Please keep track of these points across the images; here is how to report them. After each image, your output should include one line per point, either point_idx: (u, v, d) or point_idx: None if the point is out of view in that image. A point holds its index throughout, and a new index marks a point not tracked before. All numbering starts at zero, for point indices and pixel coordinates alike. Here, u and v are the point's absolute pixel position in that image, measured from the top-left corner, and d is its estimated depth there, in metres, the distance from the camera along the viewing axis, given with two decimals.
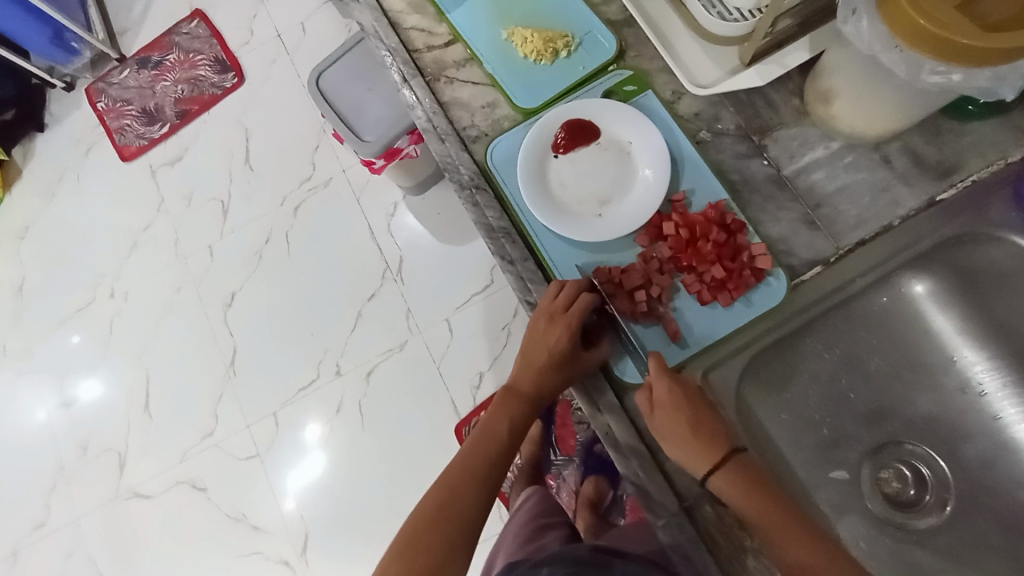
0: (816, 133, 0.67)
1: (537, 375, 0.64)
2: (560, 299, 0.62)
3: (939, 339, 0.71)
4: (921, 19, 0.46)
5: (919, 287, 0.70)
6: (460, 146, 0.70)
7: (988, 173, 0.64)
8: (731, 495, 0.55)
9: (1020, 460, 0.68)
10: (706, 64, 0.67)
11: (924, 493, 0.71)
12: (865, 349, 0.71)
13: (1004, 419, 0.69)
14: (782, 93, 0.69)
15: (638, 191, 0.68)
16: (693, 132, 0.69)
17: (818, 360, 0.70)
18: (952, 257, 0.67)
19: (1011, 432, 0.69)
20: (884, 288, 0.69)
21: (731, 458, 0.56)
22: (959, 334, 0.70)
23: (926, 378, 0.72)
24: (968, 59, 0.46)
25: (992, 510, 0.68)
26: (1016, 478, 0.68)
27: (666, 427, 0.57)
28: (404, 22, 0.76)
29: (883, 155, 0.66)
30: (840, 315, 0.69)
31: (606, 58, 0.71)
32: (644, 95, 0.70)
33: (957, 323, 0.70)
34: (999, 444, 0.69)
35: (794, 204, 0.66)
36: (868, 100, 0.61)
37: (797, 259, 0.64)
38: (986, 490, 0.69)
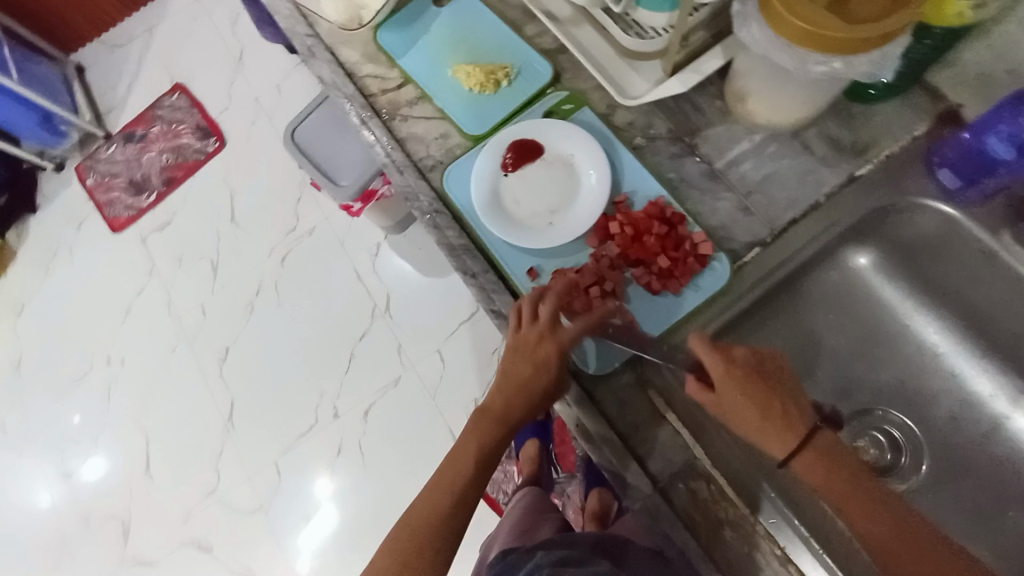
0: (741, 129, 0.73)
1: (521, 393, 0.65)
2: (541, 318, 0.63)
3: (891, 308, 0.75)
4: (798, 20, 0.52)
5: (862, 260, 0.74)
6: (418, 175, 0.76)
7: (899, 148, 0.70)
8: (814, 475, 0.56)
9: (982, 411, 0.72)
10: (633, 78, 0.74)
11: (902, 456, 0.72)
12: (825, 326, 0.75)
13: (962, 374, 0.73)
14: (706, 96, 0.75)
15: (584, 198, 0.73)
16: (629, 139, 0.75)
17: (781, 338, 0.72)
18: (883, 231, 0.72)
19: (970, 386, 0.73)
20: (832, 264, 0.74)
21: (812, 440, 0.57)
22: (908, 301, 0.75)
23: (885, 345, 0.75)
24: (844, 50, 0.53)
25: (966, 464, 0.71)
26: (981, 430, 0.71)
27: (729, 406, 0.57)
28: (360, 71, 0.82)
29: (803, 141, 0.72)
30: (797, 293, 0.73)
31: (544, 82, 0.78)
32: (581, 112, 0.77)
33: (903, 291, 0.75)
34: (962, 400, 0.73)
35: (728, 194, 0.71)
36: (776, 95, 0.67)
37: (738, 243, 0.69)
38: (957, 445, 0.72)
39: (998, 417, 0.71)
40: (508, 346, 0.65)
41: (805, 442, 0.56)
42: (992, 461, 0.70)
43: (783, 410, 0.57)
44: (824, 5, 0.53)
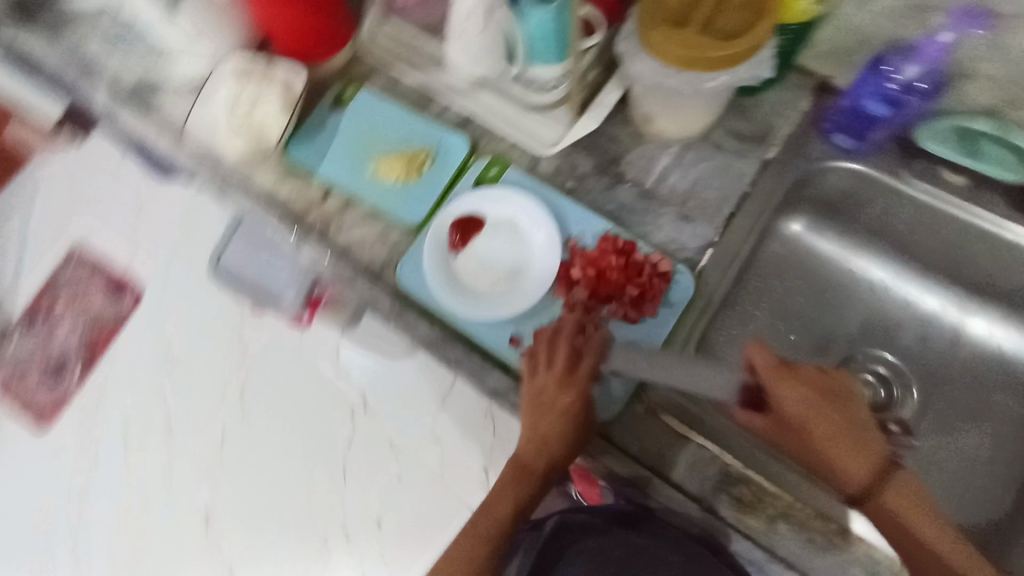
0: (656, 146, 0.77)
1: (549, 444, 0.66)
2: (558, 365, 0.64)
3: (835, 259, 0.82)
4: (661, 41, 0.59)
5: (796, 226, 0.81)
6: (372, 280, 0.75)
7: (795, 125, 0.76)
8: (907, 512, 0.56)
9: (943, 326, 0.79)
10: (547, 127, 0.77)
11: (891, 387, 0.77)
12: (787, 294, 0.80)
13: (912, 298, 0.80)
14: (615, 124, 0.78)
15: (538, 252, 0.74)
16: (561, 184, 0.77)
17: (751, 317, 0.79)
18: (806, 196, 0.79)
19: (923, 306, 0.80)
20: (772, 239, 0.80)
21: (894, 472, 0.58)
22: (846, 249, 0.81)
23: (842, 294, 0.81)
24: (706, 64, 0.59)
25: (947, 376, 0.78)
26: (949, 342, 0.79)
27: (818, 438, 0.59)
28: (278, 193, 0.79)
29: (713, 141, 0.77)
30: (754, 274, 0.79)
31: (464, 154, 0.79)
32: (507, 171, 0.78)
33: (840, 241, 0.81)
34: (922, 321, 0.80)
35: (667, 208, 0.74)
36: (677, 111, 0.73)
37: (690, 250, 0.73)
38: (932, 362, 0.78)
39: (957, 326, 0.79)
40: (525, 394, 0.66)
41: (885, 471, 0.58)
42: (965, 367, 0.77)
43: (870, 448, 0.59)
44: (699, 30, 0.60)
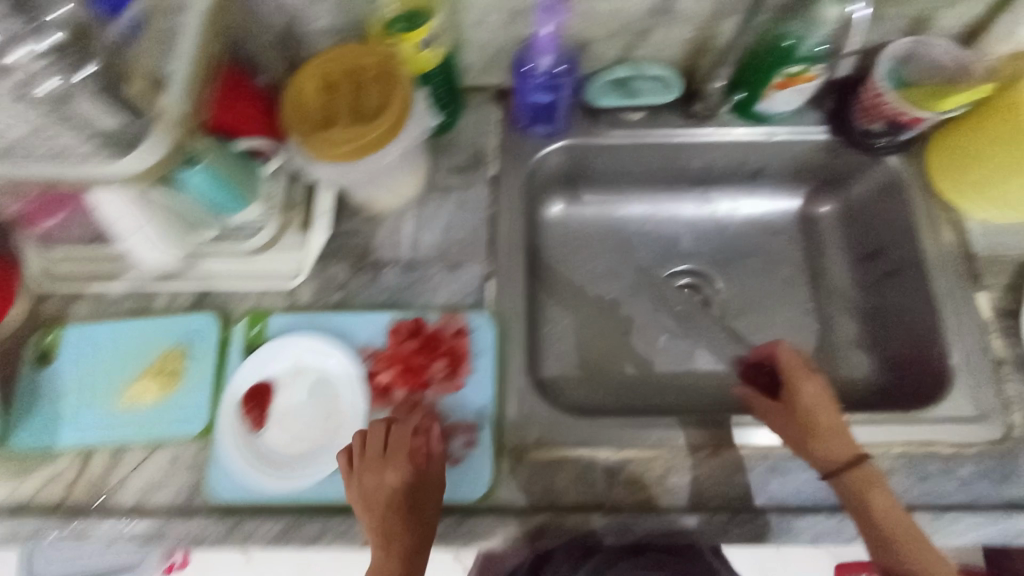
0: (394, 219, 0.76)
1: (391, 536, 0.57)
2: (372, 450, 0.60)
3: (601, 216, 0.93)
4: (321, 145, 0.58)
5: (556, 210, 0.91)
6: (180, 520, 0.62)
7: (497, 135, 0.80)
8: (834, 469, 0.60)
9: (697, 221, 0.95)
10: (283, 259, 0.73)
11: (701, 292, 0.91)
12: (584, 264, 0.90)
13: (671, 212, 0.94)
14: (347, 220, 0.76)
15: (340, 378, 0.68)
16: (328, 302, 0.73)
17: (568, 300, 0.87)
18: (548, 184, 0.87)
19: (680, 214, 0.95)
20: (544, 231, 0.90)
21: (858, 457, 0.60)
22: (603, 204, 0.93)
23: (622, 238, 0.93)
24: (371, 145, 0.58)
25: (724, 254, 0.93)
26: (710, 230, 0.94)
27: (770, 415, 0.66)
28: (23, 494, 0.64)
29: (440, 187, 0.78)
30: (548, 266, 0.89)
31: (219, 328, 0.72)
32: (272, 323, 0.72)
33: (595, 201, 0.92)
34: (685, 226, 0.94)
35: (434, 268, 0.74)
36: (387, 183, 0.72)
37: (473, 293, 0.73)
38: (712, 249, 0.93)
39: (707, 215, 0.95)
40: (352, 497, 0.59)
41: (850, 458, 0.60)
42: (729, 242, 0.94)
43: (825, 421, 0.63)
44: (348, 108, 0.59)
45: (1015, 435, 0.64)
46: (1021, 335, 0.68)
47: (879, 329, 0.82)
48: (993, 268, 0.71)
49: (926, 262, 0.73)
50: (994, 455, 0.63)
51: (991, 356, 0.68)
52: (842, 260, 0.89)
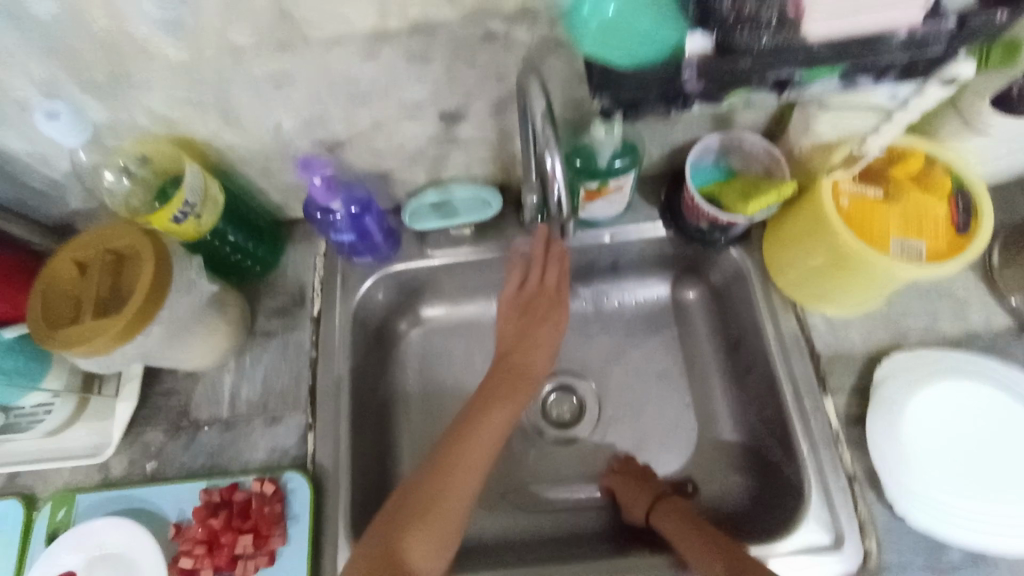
0: (213, 372, 0.72)
1: None
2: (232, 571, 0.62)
3: (459, 324, 0.86)
4: (62, 342, 0.54)
5: (409, 325, 0.85)
6: None
7: (321, 270, 0.77)
8: (673, 526, 0.64)
9: (566, 316, 0.87)
10: (92, 433, 0.69)
11: (574, 398, 0.83)
12: (442, 383, 0.83)
13: None
14: (163, 379, 0.72)
15: (142, 567, 0.62)
16: (140, 475, 0.68)
17: (422, 428, 0.80)
18: (394, 304, 0.82)
19: None
20: (396, 353, 0.83)
21: (666, 505, 0.66)
22: (459, 311, 0.86)
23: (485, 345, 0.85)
24: (118, 338, 0.54)
25: (596, 353, 0.85)
26: (581, 328, 0.87)
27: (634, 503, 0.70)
28: None
29: (262, 332, 0.74)
30: (401, 391, 0.82)
31: (21, 517, 0.65)
32: (79, 504, 0.66)
33: (451, 310, 0.86)
34: None
35: (252, 424, 0.69)
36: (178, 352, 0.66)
37: (291, 449, 0.68)
38: (581, 349, 0.86)
39: (576, 310, 0.87)
40: None
41: (660, 507, 0.67)
42: (602, 339, 0.86)
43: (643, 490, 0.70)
44: (109, 283, 0.57)
45: (873, 565, 0.58)
46: (873, 445, 0.61)
47: (751, 431, 0.74)
48: (839, 368, 0.66)
49: (776, 367, 0.68)
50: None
51: (845, 472, 0.62)
52: (712, 354, 0.81)
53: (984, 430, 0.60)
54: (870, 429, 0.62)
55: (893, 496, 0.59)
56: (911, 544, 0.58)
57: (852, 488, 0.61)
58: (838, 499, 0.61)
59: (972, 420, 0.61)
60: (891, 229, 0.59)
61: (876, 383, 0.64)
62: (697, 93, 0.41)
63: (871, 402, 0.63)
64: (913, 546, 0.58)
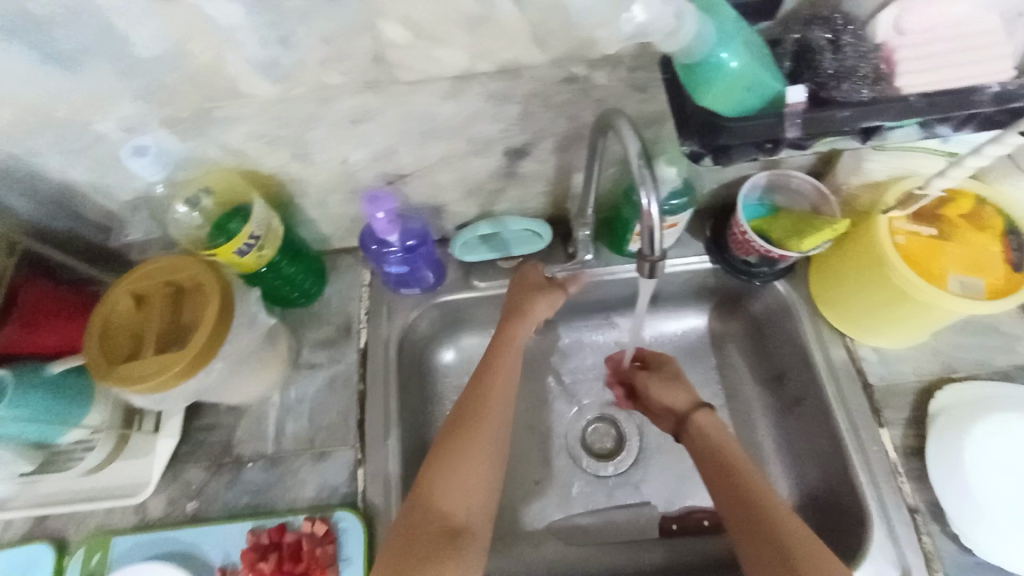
0: (258, 406, 0.69)
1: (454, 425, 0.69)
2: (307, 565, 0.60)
3: None
4: (122, 382, 0.52)
5: (450, 354, 0.83)
6: None
7: (368, 299, 0.76)
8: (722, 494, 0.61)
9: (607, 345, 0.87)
10: (129, 470, 0.66)
11: (617, 428, 0.83)
12: None
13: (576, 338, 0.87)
14: (206, 412, 0.69)
15: None
16: (181, 516, 0.64)
17: None
18: (436, 335, 0.81)
19: (589, 340, 0.87)
20: (438, 384, 0.81)
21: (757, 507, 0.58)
22: None
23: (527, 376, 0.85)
24: (181, 375, 0.52)
25: None
26: None
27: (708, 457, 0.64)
28: None
29: (308, 364, 0.72)
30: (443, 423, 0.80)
31: (54, 562, 0.62)
32: (116, 549, 0.62)
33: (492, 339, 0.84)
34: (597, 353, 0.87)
35: (298, 460, 0.67)
36: (235, 383, 0.64)
37: (341, 486, 0.65)
38: None
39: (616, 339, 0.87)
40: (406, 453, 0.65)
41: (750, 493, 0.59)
42: None
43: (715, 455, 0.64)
44: (169, 318, 0.55)
45: None
46: (933, 480, 0.62)
47: (799, 461, 0.74)
48: (893, 400, 0.67)
49: (829, 399, 0.68)
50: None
51: (907, 504, 0.62)
52: (754, 387, 0.81)
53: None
54: (930, 463, 0.62)
55: (956, 526, 0.59)
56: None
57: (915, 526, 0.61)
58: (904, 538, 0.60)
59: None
60: (951, 268, 0.61)
61: (932, 412, 0.65)
62: (804, 137, 0.43)
63: (929, 431, 0.64)
64: None
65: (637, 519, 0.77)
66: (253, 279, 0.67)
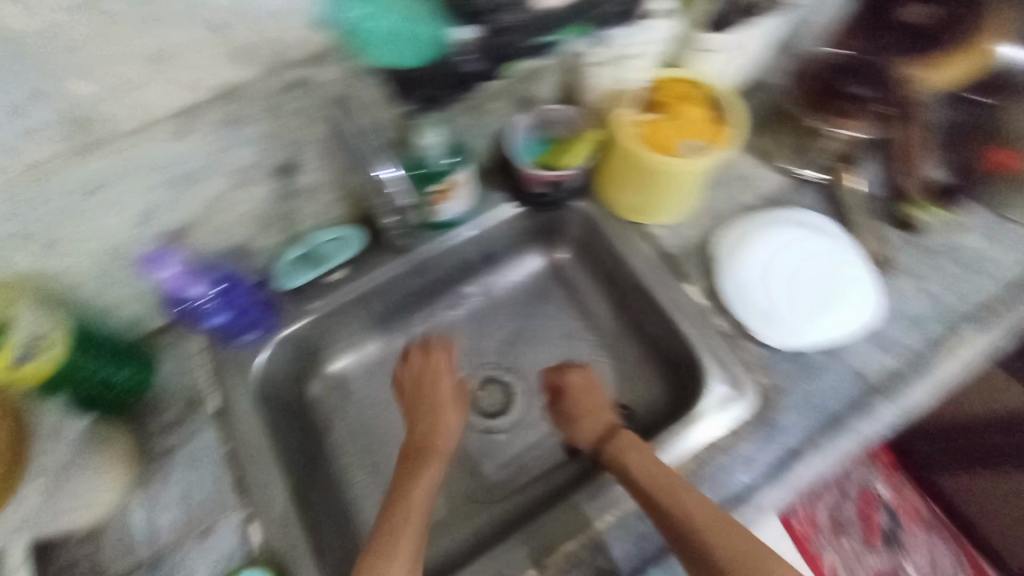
0: (119, 516, 0.64)
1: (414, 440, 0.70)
2: None
3: (372, 361, 0.87)
4: None
5: (320, 381, 0.84)
6: None
7: (206, 364, 0.73)
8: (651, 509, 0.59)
9: (462, 308, 0.92)
10: None
11: (499, 380, 0.88)
12: (373, 421, 0.83)
13: (434, 316, 0.90)
14: (58, 549, 0.62)
15: None
16: None
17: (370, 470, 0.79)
18: (299, 370, 0.81)
19: (446, 313, 0.91)
20: (317, 413, 0.82)
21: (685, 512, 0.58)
22: (364, 348, 0.87)
23: None
24: None
25: (502, 334, 0.91)
26: (481, 318, 0.92)
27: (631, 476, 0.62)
28: None
29: (161, 452, 0.68)
30: (335, 446, 0.80)
31: None
32: None
33: (355, 350, 0.86)
34: (459, 324, 0.91)
35: (184, 547, 0.63)
36: None
37: (237, 550, 0.63)
38: (488, 336, 0.91)
39: (469, 301, 0.92)
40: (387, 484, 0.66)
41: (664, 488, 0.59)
42: (506, 322, 0.92)
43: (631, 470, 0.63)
44: None
45: (769, 395, 0.68)
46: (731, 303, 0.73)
47: (644, 337, 0.84)
48: (689, 259, 0.79)
49: (641, 276, 0.79)
50: (758, 422, 0.67)
51: (722, 332, 0.73)
52: (597, 300, 0.90)
53: (807, 266, 0.73)
54: (723, 297, 0.73)
55: (759, 335, 0.70)
56: (789, 369, 0.69)
57: (732, 347, 0.71)
58: (728, 359, 0.70)
59: (797, 261, 0.73)
60: (676, 140, 0.71)
61: (715, 256, 0.76)
62: (496, 65, 0.53)
63: (716, 269, 0.75)
64: (788, 368, 0.70)
65: (541, 452, 0.83)
66: (51, 390, 0.61)
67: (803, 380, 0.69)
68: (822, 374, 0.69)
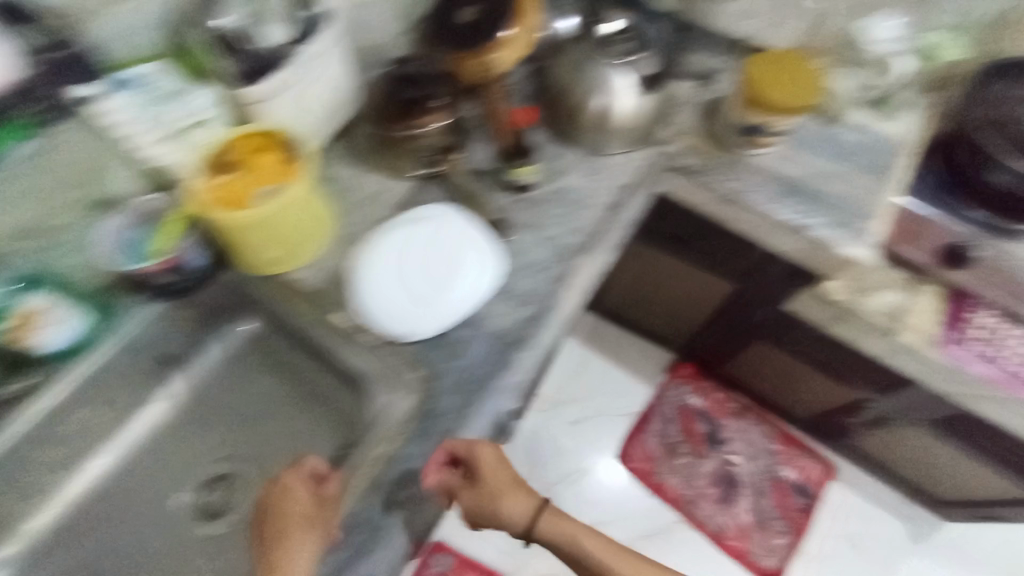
0: None
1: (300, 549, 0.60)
2: None
3: (59, 524, 0.77)
4: None
5: None
6: None
7: None
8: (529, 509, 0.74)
9: (164, 423, 0.85)
10: None
11: (219, 486, 0.83)
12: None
13: (129, 444, 0.83)
14: None
15: None
16: None
17: None
18: None
19: (145, 436, 0.84)
20: None
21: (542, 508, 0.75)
22: (46, 512, 0.78)
23: (103, 519, 0.79)
24: None
25: (213, 432, 0.85)
26: (186, 424, 0.85)
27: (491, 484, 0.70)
28: None
29: None
30: None
31: None
32: None
33: (36, 520, 0.77)
34: (160, 441, 0.84)
35: None
36: None
37: None
38: (197, 441, 0.85)
39: (168, 411, 0.85)
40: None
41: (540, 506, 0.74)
42: (215, 418, 0.86)
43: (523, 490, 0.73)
44: None
45: (423, 387, 0.70)
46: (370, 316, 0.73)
47: (338, 376, 0.79)
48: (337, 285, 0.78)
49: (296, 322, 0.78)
50: (418, 416, 0.69)
51: (374, 346, 0.73)
52: (268, 375, 0.86)
53: (427, 250, 0.73)
54: (351, 311, 0.74)
55: (400, 337, 0.72)
56: (437, 355, 0.72)
57: (382, 354, 0.73)
58: (378, 369, 0.71)
59: (418, 247, 0.74)
60: (251, 190, 0.72)
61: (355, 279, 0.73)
62: None
63: (356, 293, 0.72)
64: (436, 355, 0.73)
65: None
66: None
67: (451, 360, 0.72)
68: (466, 348, 0.73)
